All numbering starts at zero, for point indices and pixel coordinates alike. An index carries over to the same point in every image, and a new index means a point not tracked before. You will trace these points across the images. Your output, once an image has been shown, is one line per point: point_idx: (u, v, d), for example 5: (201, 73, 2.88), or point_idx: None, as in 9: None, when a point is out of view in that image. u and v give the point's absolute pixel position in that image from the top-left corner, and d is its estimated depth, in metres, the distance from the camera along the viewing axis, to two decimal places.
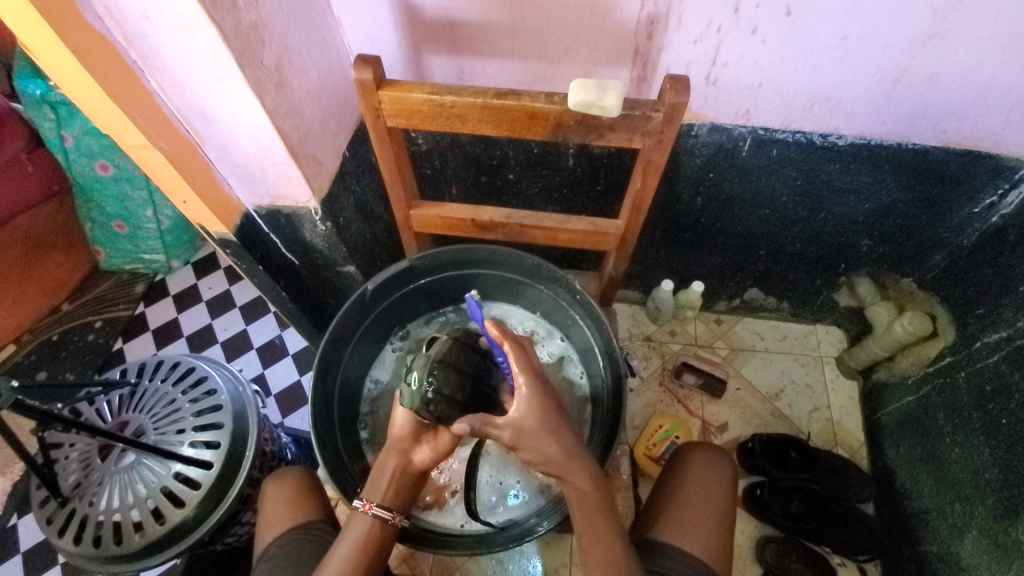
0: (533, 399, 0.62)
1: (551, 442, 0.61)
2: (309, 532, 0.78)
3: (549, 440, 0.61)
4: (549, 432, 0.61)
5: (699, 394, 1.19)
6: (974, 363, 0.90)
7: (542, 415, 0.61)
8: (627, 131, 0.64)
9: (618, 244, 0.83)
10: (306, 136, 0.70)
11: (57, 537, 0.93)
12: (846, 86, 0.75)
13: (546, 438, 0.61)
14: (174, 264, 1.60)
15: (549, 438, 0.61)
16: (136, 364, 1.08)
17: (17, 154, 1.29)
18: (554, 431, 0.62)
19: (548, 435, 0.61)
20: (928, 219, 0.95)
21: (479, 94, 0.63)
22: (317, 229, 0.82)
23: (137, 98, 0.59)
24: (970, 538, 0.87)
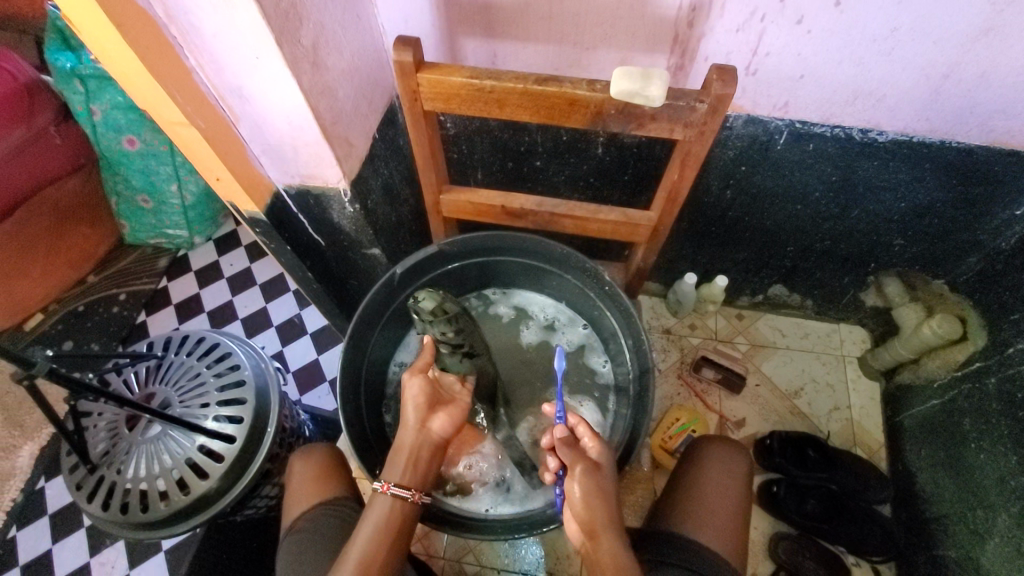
0: (594, 481, 0.65)
1: (605, 540, 0.63)
2: (336, 509, 0.79)
3: (602, 535, 0.64)
4: (607, 527, 0.64)
5: (717, 389, 1.19)
6: (1006, 369, 0.88)
7: (604, 506, 0.64)
8: (669, 121, 0.63)
9: (648, 236, 0.82)
10: (339, 117, 0.70)
11: (85, 502, 0.96)
12: (891, 80, 0.73)
13: (600, 535, 0.64)
14: (197, 241, 1.62)
15: (603, 536, 0.64)
16: (162, 337, 1.10)
17: (46, 126, 1.32)
18: (611, 527, 0.64)
19: (604, 528, 0.64)
20: (965, 220, 0.92)
21: (520, 78, 0.62)
22: (345, 211, 0.82)
23: (177, 75, 0.59)
24: (992, 545, 0.86)
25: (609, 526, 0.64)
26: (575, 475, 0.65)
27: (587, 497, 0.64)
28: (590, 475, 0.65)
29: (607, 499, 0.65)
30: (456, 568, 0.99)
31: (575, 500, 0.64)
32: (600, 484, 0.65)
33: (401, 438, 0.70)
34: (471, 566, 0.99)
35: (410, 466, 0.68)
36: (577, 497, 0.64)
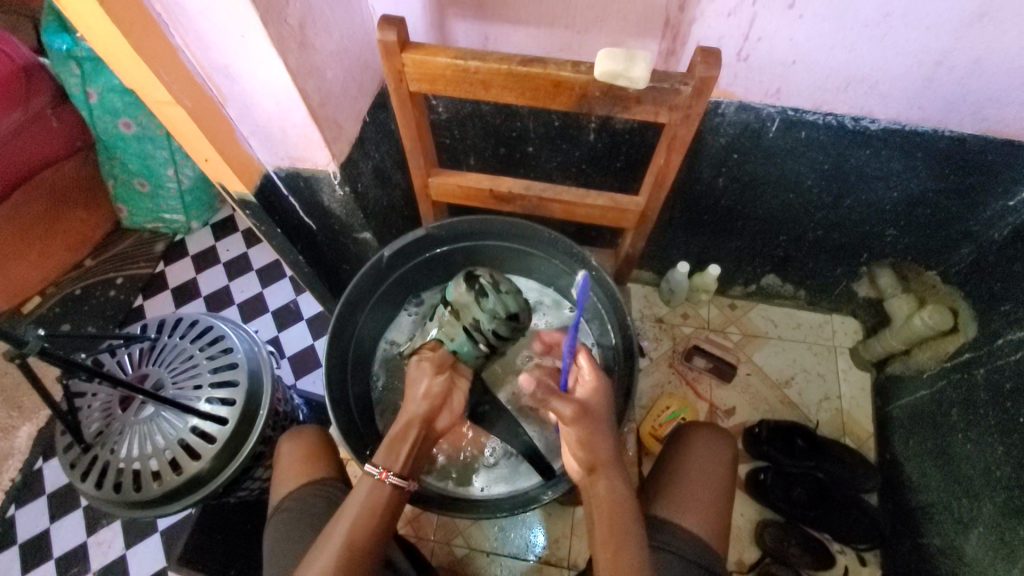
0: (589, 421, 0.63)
1: (603, 484, 0.63)
2: (322, 490, 0.80)
3: (603, 479, 0.63)
4: (605, 471, 0.63)
5: (708, 377, 1.19)
6: (995, 360, 0.88)
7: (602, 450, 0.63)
8: (654, 105, 0.63)
9: (637, 222, 0.82)
10: (327, 98, 0.70)
11: (79, 481, 0.97)
12: (883, 66, 0.73)
13: (599, 478, 0.63)
14: (194, 225, 1.62)
15: (602, 480, 0.63)
16: (156, 320, 1.10)
17: (42, 109, 1.31)
18: (610, 471, 0.63)
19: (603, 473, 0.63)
20: (958, 211, 0.92)
21: (504, 60, 0.62)
22: (335, 194, 0.82)
23: (163, 53, 0.59)
24: (975, 534, 0.87)
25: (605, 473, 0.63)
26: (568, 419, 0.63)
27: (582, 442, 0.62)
28: (584, 417, 0.63)
29: (602, 443, 0.63)
30: (446, 550, 1.00)
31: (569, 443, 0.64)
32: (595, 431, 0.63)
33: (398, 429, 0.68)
34: (461, 548, 1.00)
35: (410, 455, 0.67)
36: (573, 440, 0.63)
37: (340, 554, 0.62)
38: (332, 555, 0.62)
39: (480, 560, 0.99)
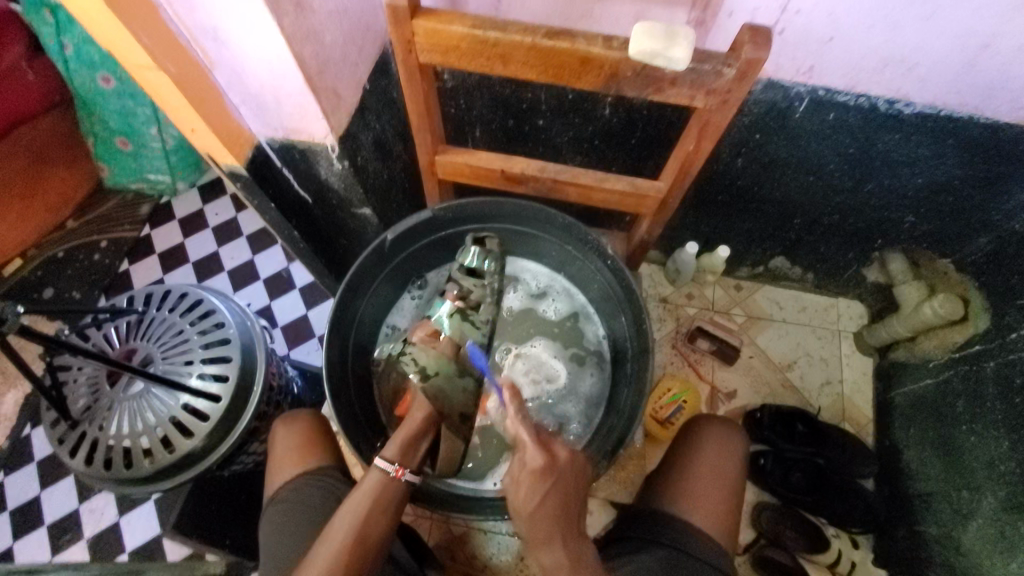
0: (553, 490, 0.60)
1: (550, 551, 0.59)
2: (318, 479, 0.77)
3: (548, 548, 0.59)
4: (549, 540, 0.59)
5: (710, 359, 1.17)
6: (1007, 354, 0.87)
7: (555, 521, 0.60)
8: (690, 88, 0.58)
9: (655, 209, 0.78)
10: (326, 65, 0.64)
11: (68, 457, 0.94)
12: (928, 46, 0.68)
13: (539, 545, 0.60)
14: (180, 187, 1.55)
15: (551, 546, 0.59)
16: (144, 292, 1.05)
17: (17, 61, 1.20)
18: (562, 537, 0.60)
19: (554, 536, 0.59)
20: (982, 199, 0.89)
21: (528, 32, 0.56)
22: (333, 168, 0.76)
23: (141, 11, 0.53)
24: (974, 525, 0.88)
25: (558, 541, 0.59)
26: (522, 482, 0.61)
27: (533, 512, 0.59)
28: (550, 481, 0.60)
29: (561, 514, 0.60)
30: (443, 528, 1.00)
31: (522, 514, 0.60)
32: (555, 498, 0.60)
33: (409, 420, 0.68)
34: (459, 526, 1.00)
35: (403, 441, 0.66)
36: (519, 512, 0.61)
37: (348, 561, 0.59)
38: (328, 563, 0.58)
39: (477, 537, 0.99)
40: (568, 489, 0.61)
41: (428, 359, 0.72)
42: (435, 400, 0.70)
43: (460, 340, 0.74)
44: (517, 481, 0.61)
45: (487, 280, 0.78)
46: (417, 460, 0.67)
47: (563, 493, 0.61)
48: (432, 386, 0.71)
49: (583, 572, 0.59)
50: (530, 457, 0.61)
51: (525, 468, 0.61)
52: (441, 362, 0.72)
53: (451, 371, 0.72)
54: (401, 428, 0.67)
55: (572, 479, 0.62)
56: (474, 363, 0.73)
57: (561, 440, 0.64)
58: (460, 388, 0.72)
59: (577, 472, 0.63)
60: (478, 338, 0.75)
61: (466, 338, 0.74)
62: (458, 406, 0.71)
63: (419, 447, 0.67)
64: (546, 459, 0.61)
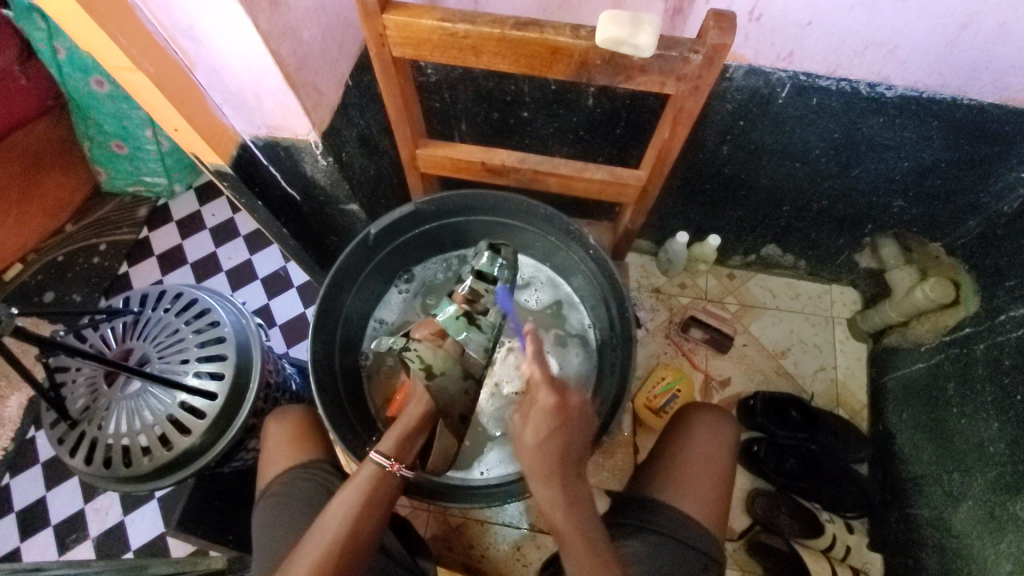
0: (558, 433, 0.62)
1: (547, 486, 0.61)
2: (310, 473, 0.79)
3: (546, 482, 0.61)
4: (548, 475, 0.61)
5: (703, 348, 1.18)
6: (995, 336, 0.87)
7: (555, 460, 0.61)
8: (661, 74, 0.59)
9: (637, 197, 0.79)
10: (305, 62, 0.64)
11: (68, 457, 0.95)
12: (905, 28, 0.68)
13: (539, 478, 0.62)
14: (177, 189, 1.56)
15: (549, 481, 0.61)
16: (139, 293, 1.06)
17: (9, 66, 1.21)
18: (560, 474, 0.61)
19: (553, 475, 0.61)
20: (969, 181, 0.89)
21: (496, 23, 0.57)
22: (317, 164, 0.77)
23: (116, 12, 0.54)
24: (965, 507, 0.88)
25: (556, 480, 0.61)
26: (531, 417, 0.62)
27: (536, 447, 0.61)
28: (557, 424, 0.62)
29: (562, 457, 0.62)
30: (440, 520, 1.01)
31: (525, 447, 0.62)
32: (560, 440, 0.61)
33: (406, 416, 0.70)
34: (455, 517, 1.01)
35: (401, 436, 0.68)
36: (524, 445, 0.62)
37: (337, 551, 0.59)
38: (321, 553, 0.58)
39: (474, 528, 1.00)
40: (575, 434, 0.63)
41: (434, 358, 0.71)
42: (437, 399, 0.71)
43: (465, 345, 0.73)
44: (529, 420, 0.62)
45: (498, 287, 0.77)
46: (413, 455, 0.69)
47: (569, 435, 0.62)
48: (436, 386, 0.70)
49: (575, 512, 0.61)
50: (541, 397, 0.62)
51: (535, 406, 0.62)
52: (447, 362, 0.71)
53: (454, 372, 0.71)
54: (399, 423, 0.70)
55: (580, 423, 0.63)
56: (478, 367, 0.73)
57: (575, 390, 0.65)
58: (461, 387, 0.72)
59: (584, 420, 0.64)
60: (483, 342, 0.73)
61: (472, 345, 0.73)
62: (458, 406, 0.72)
63: (414, 442, 0.69)
64: (558, 402, 0.61)
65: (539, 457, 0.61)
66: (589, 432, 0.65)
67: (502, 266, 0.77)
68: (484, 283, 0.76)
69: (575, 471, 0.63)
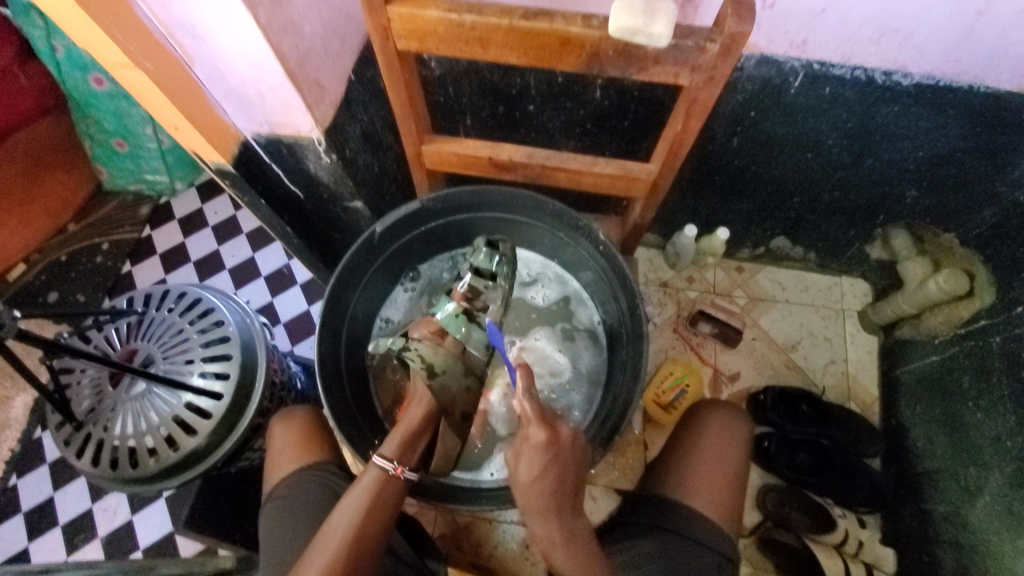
0: (552, 470, 0.60)
1: (546, 522, 0.60)
2: (317, 475, 0.78)
3: (543, 519, 0.60)
4: (544, 513, 0.60)
5: (712, 342, 1.16)
6: (1012, 329, 0.85)
7: (550, 496, 0.60)
8: (674, 65, 0.57)
9: (646, 191, 0.77)
10: (307, 56, 0.63)
11: (74, 458, 0.95)
12: (924, 14, 0.65)
13: (536, 515, 0.60)
14: (178, 187, 1.55)
15: (547, 518, 0.60)
16: (143, 293, 1.05)
17: (9, 64, 1.20)
18: (557, 509, 0.60)
19: (548, 509, 0.59)
20: (985, 171, 0.87)
21: (504, 14, 0.55)
22: (321, 161, 0.76)
23: (114, 8, 0.52)
24: (981, 502, 0.87)
25: (553, 514, 0.60)
26: (524, 455, 0.61)
27: (531, 484, 0.60)
28: (551, 459, 0.60)
29: (559, 490, 0.60)
30: (448, 519, 1.00)
31: (521, 485, 0.61)
32: (554, 475, 0.60)
33: (408, 419, 0.67)
34: (464, 516, 1.00)
35: (404, 439, 0.66)
36: (520, 482, 0.61)
37: (344, 559, 0.58)
38: (328, 561, 0.57)
39: (483, 526, 1.00)
40: (569, 468, 0.61)
41: (436, 357, 0.70)
42: (440, 399, 0.69)
43: (466, 344, 0.73)
44: (522, 457, 0.61)
45: (499, 283, 0.77)
46: (416, 458, 0.67)
47: (564, 470, 0.61)
48: (439, 386, 0.70)
49: (573, 543, 0.60)
50: (531, 434, 0.61)
51: (526, 444, 0.61)
52: (448, 361, 0.71)
53: (456, 370, 0.71)
54: (400, 426, 0.67)
55: (575, 456, 0.62)
56: (479, 365, 0.74)
57: (566, 421, 0.64)
58: (462, 384, 0.72)
59: (577, 452, 0.63)
60: (484, 340, 0.74)
61: (472, 343, 0.74)
62: (460, 404, 0.72)
63: (418, 446, 0.67)
64: (548, 438, 0.60)
65: (535, 494, 0.60)
66: (584, 466, 0.64)
67: (501, 262, 0.78)
68: (483, 280, 0.77)
69: (570, 506, 0.61)
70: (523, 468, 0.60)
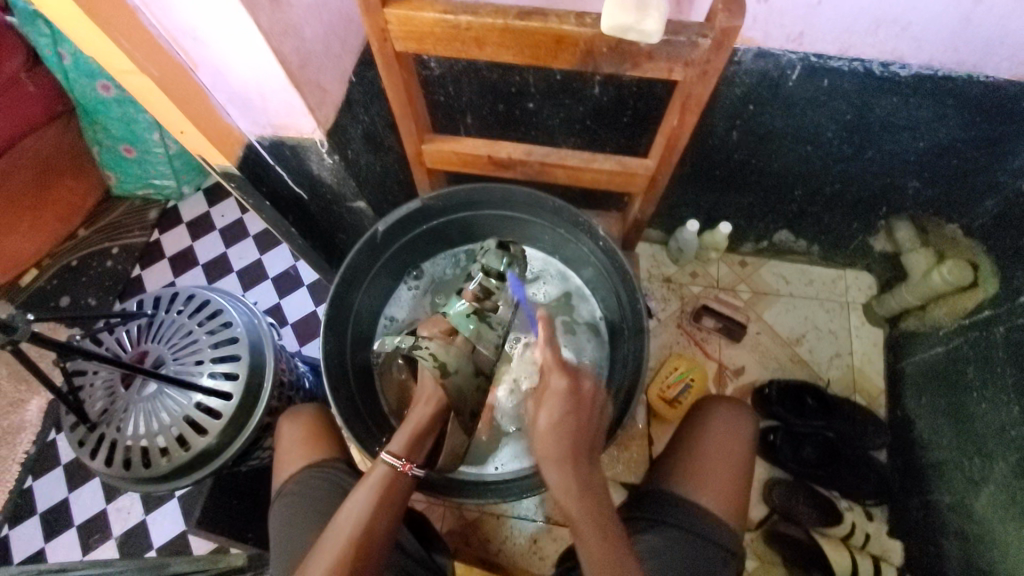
0: (572, 415, 0.62)
1: (561, 470, 0.59)
2: (326, 471, 0.79)
3: (559, 466, 0.59)
4: (560, 459, 0.59)
5: (716, 337, 1.17)
6: (1016, 318, 0.85)
7: (569, 442, 0.60)
8: (667, 60, 0.58)
9: (645, 186, 0.78)
10: (308, 59, 0.64)
11: (89, 459, 0.97)
12: (921, 3, 0.66)
13: (552, 462, 0.60)
14: (186, 191, 1.57)
15: (562, 465, 0.59)
16: (152, 295, 1.07)
17: (16, 72, 1.22)
18: (573, 461, 0.60)
19: (567, 457, 0.60)
20: (987, 160, 0.87)
21: (499, 14, 0.56)
22: (324, 162, 0.77)
23: (118, 15, 0.54)
24: (986, 492, 0.86)
25: (569, 462, 0.60)
26: (544, 402, 0.63)
27: (550, 429, 0.61)
28: (570, 405, 0.62)
29: (576, 439, 0.61)
30: (456, 514, 1.01)
31: (540, 429, 0.62)
32: (574, 421, 0.61)
33: (415, 415, 0.68)
34: (471, 512, 1.01)
35: (412, 436, 0.67)
36: (539, 429, 0.62)
37: (352, 554, 0.59)
38: (338, 556, 0.58)
39: (491, 521, 1.00)
40: (587, 417, 0.63)
41: (448, 357, 0.70)
42: (450, 394, 0.69)
43: (475, 342, 0.73)
44: (542, 405, 0.63)
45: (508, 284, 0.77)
46: (424, 454, 0.68)
47: (582, 419, 0.62)
48: (450, 383, 0.69)
49: (589, 494, 0.59)
50: (553, 381, 0.64)
51: (548, 391, 0.64)
52: (460, 360, 0.70)
53: (467, 369, 0.71)
54: (408, 423, 0.68)
55: (593, 410, 0.64)
56: (488, 363, 0.73)
57: (587, 377, 0.67)
58: (473, 384, 0.72)
59: (596, 406, 0.65)
60: (495, 338, 0.74)
61: (482, 341, 0.73)
62: (470, 403, 0.72)
63: (426, 441, 0.68)
64: (569, 384, 0.64)
65: (552, 437, 0.60)
66: (601, 426, 0.65)
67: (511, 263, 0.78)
68: (494, 281, 0.77)
69: (589, 462, 0.61)
70: (545, 409, 0.63)
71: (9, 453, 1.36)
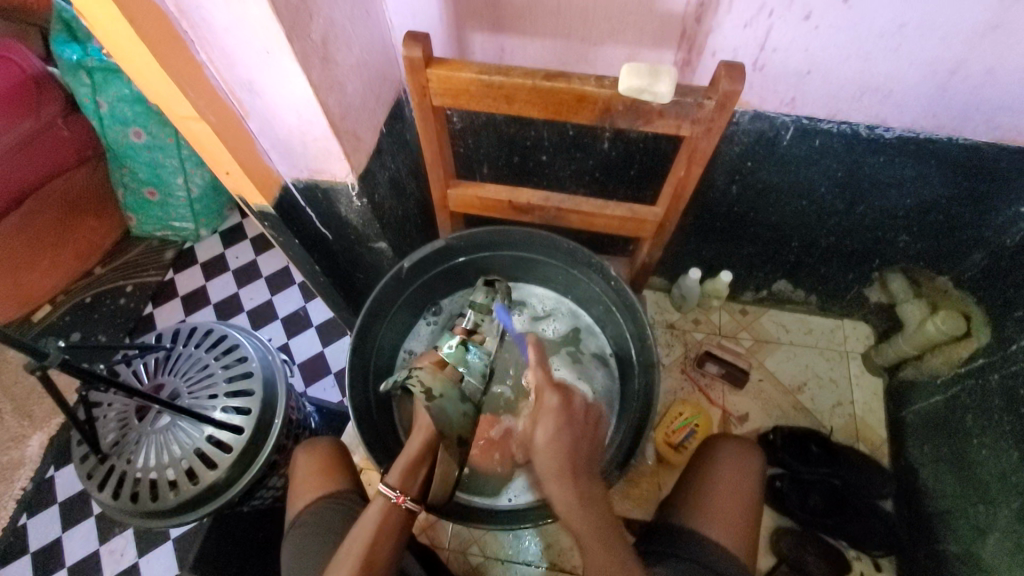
0: (566, 430, 0.65)
1: (562, 486, 0.63)
2: (339, 503, 0.80)
3: (559, 481, 0.63)
4: (560, 476, 0.63)
5: (720, 383, 1.19)
6: (1009, 366, 0.88)
7: (565, 458, 0.64)
8: (676, 118, 0.64)
9: (653, 232, 0.83)
10: (348, 111, 0.70)
11: (96, 491, 0.97)
12: (899, 76, 0.73)
13: (553, 479, 0.63)
14: (203, 233, 1.63)
15: (563, 481, 0.63)
16: (170, 330, 1.10)
17: (52, 119, 1.31)
18: (573, 474, 0.63)
19: (566, 473, 0.63)
20: (970, 217, 0.92)
21: (528, 75, 0.63)
22: (352, 205, 0.83)
23: (188, 70, 0.60)
24: (992, 539, 0.87)
25: (568, 477, 0.63)
26: (540, 419, 0.66)
27: (548, 444, 0.64)
28: (564, 422, 0.65)
29: (573, 454, 0.64)
30: (458, 558, 1.01)
31: (538, 445, 0.65)
32: (569, 438, 0.65)
33: (409, 446, 0.72)
34: (475, 558, 1.00)
35: (405, 467, 0.71)
36: (538, 446, 0.65)
37: None
38: None
39: (494, 568, 0.99)
40: (581, 431, 0.66)
41: (434, 381, 0.72)
42: (437, 423, 0.71)
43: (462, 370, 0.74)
44: (538, 422, 0.66)
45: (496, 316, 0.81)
46: (418, 486, 0.71)
47: (576, 434, 0.65)
48: (436, 408, 0.70)
49: (590, 506, 0.63)
50: (547, 399, 0.66)
51: (542, 408, 0.66)
52: (446, 385, 0.72)
53: (454, 395, 0.72)
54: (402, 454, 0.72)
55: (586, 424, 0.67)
56: (476, 393, 0.74)
57: (578, 392, 0.69)
58: (461, 411, 0.72)
59: (589, 420, 0.68)
60: (481, 366, 0.74)
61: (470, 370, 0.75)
62: (456, 429, 0.71)
63: (419, 472, 0.71)
64: (562, 401, 0.66)
65: (550, 453, 0.64)
66: (594, 438, 0.69)
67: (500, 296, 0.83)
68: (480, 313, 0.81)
69: (590, 474, 0.65)
70: (541, 424, 0.65)
71: (6, 489, 1.34)
